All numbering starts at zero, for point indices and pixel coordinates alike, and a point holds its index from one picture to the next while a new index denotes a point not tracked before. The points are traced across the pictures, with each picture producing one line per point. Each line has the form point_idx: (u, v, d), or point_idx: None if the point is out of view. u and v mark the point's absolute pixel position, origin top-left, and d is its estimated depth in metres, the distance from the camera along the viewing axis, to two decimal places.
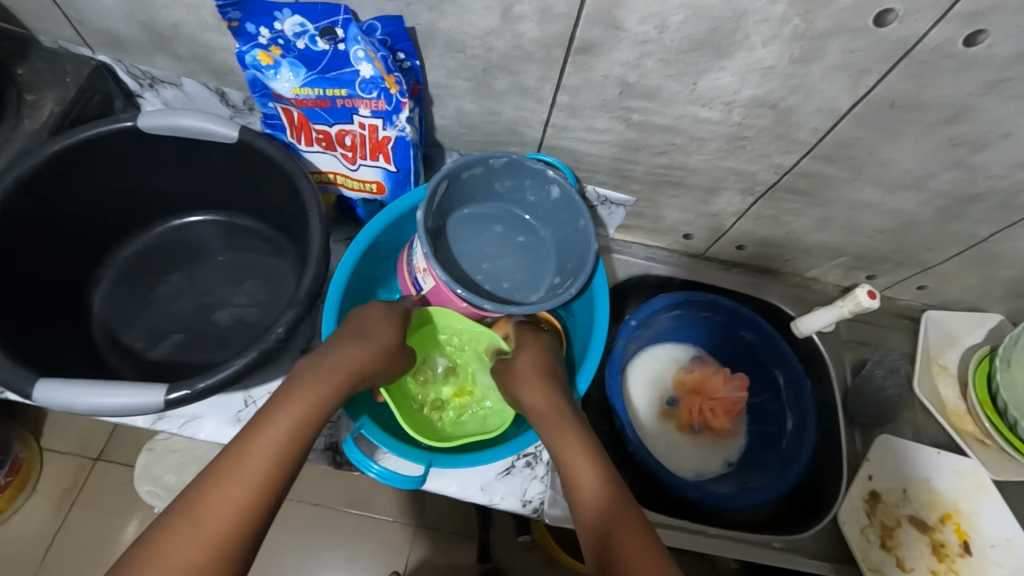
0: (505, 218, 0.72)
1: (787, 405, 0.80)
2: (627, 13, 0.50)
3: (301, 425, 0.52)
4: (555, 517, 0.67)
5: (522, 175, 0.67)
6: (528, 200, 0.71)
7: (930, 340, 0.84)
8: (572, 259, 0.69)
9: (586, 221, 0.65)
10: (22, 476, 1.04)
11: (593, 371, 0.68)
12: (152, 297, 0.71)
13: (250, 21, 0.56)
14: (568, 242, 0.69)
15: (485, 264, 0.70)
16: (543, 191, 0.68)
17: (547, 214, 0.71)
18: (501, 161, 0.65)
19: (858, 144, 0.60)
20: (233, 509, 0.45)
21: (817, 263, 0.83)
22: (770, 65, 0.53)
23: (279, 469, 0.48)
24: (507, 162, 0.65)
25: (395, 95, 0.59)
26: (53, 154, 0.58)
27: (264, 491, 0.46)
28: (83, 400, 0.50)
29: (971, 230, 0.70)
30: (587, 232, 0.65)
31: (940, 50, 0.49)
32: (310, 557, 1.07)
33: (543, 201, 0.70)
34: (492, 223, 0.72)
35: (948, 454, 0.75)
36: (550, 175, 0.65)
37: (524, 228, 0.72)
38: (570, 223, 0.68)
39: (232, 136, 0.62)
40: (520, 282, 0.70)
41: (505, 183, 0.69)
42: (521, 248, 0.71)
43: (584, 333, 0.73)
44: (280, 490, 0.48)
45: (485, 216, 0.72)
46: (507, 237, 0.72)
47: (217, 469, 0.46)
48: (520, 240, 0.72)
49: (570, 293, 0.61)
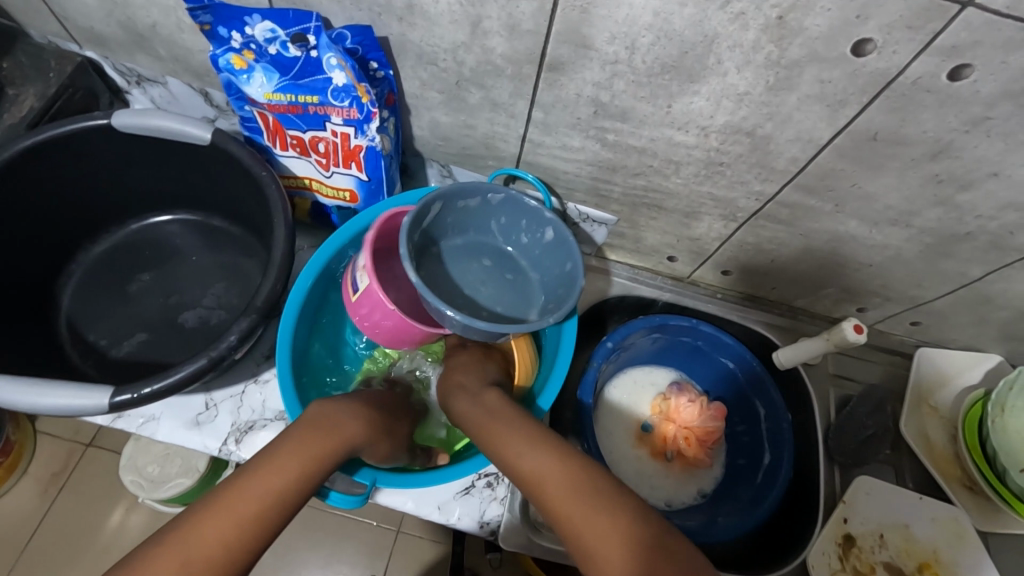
0: (497, 255, 0.71)
1: (765, 438, 0.78)
2: (596, 32, 0.49)
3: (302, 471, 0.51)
4: (509, 539, 0.65)
5: (519, 214, 0.66)
6: (521, 241, 0.70)
7: (920, 378, 0.80)
8: (554, 300, 0.66)
9: (574, 264, 0.63)
10: (12, 459, 1.04)
11: (555, 392, 0.67)
12: (123, 294, 0.71)
13: (222, 25, 0.56)
14: (554, 286, 0.67)
15: (464, 293, 0.68)
16: (538, 233, 0.67)
17: (537, 256, 0.69)
18: (499, 197, 0.64)
19: (839, 176, 0.58)
20: (217, 552, 0.44)
21: (804, 294, 0.80)
22: (744, 91, 0.51)
23: (279, 509, 0.48)
24: (505, 198, 0.65)
25: (366, 105, 0.58)
26: (24, 149, 0.59)
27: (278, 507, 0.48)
28: (24, 400, 0.51)
29: (962, 269, 0.67)
30: (573, 275, 0.63)
31: (921, 84, 0.46)
32: (287, 556, 1.07)
33: (536, 243, 0.68)
34: (482, 256, 0.70)
35: (930, 501, 0.72)
36: (546, 216, 0.64)
37: (515, 267, 0.70)
38: (558, 268, 0.66)
39: (204, 138, 0.61)
40: (498, 316, 0.67)
41: (501, 222, 0.68)
42: (507, 285, 0.69)
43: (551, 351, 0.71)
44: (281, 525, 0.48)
45: (473, 248, 0.70)
46: (494, 272, 0.70)
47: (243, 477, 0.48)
48: (508, 277, 0.70)
49: (546, 322, 0.57)
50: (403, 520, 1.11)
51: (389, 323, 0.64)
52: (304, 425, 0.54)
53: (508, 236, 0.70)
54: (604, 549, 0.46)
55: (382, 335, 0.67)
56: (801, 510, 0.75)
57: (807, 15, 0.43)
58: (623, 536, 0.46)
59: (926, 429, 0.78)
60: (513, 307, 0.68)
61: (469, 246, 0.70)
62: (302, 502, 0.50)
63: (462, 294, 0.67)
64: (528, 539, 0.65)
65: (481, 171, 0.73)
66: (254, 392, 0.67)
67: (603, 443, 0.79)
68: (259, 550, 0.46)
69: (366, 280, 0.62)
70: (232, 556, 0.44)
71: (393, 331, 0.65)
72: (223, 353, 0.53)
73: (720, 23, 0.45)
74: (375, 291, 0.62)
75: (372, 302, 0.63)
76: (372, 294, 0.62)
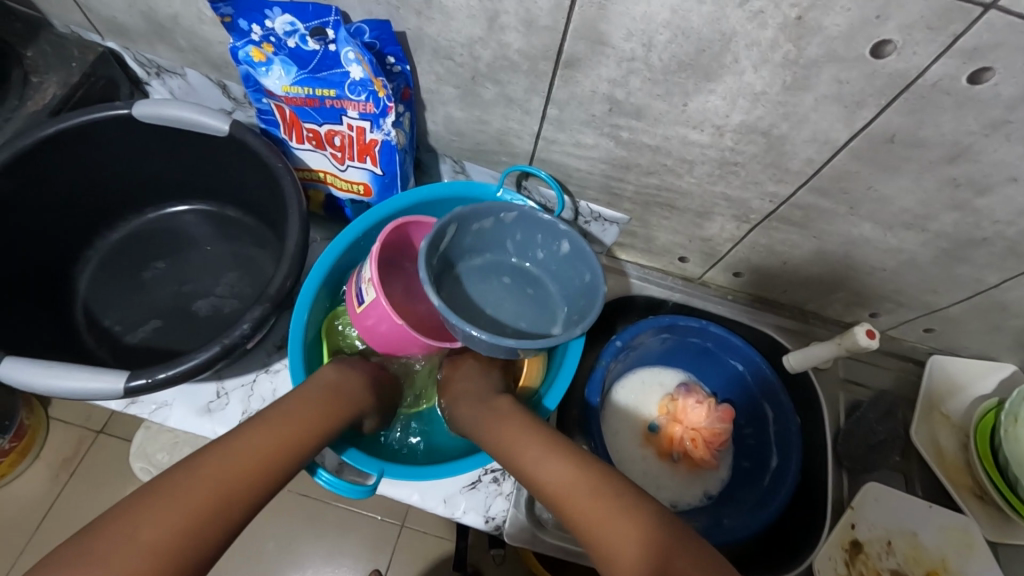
0: (515, 271, 0.71)
1: (773, 442, 0.77)
2: (612, 28, 0.49)
3: (286, 446, 0.53)
4: (515, 536, 0.65)
5: (534, 228, 0.66)
6: (537, 256, 0.70)
7: (931, 385, 0.79)
8: (578, 310, 0.66)
9: (594, 275, 0.62)
10: (26, 443, 1.06)
11: (560, 393, 0.68)
12: (138, 282, 0.72)
13: (243, 17, 0.56)
14: (575, 296, 0.67)
15: (487, 313, 0.68)
16: (554, 245, 0.67)
17: (555, 269, 0.69)
18: (511, 215, 0.65)
19: (854, 178, 0.57)
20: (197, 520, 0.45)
21: (815, 297, 0.79)
22: (761, 90, 0.51)
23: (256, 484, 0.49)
24: (518, 214, 0.65)
25: (383, 99, 0.58)
26: (46, 136, 0.60)
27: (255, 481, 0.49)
28: (41, 382, 0.52)
29: (977, 275, 0.66)
30: (595, 285, 0.63)
31: (941, 86, 0.46)
32: (292, 546, 1.08)
33: (552, 256, 0.68)
34: (500, 274, 0.70)
35: (940, 509, 0.71)
36: (561, 228, 0.64)
37: (534, 283, 0.70)
38: (577, 279, 0.66)
39: (221, 128, 0.62)
40: (523, 331, 0.67)
41: (516, 239, 0.69)
42: (528, 299, 0.69)
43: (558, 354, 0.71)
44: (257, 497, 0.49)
45: (492, 267, 0.71)
46: (514, 288, 0.70)
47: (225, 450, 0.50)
48: (529, 291, 0.70)
49: (572, 333, 0.57)
50: (408, 514, 1.12)
51: (392, 333, 0.63)
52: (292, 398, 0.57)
53: (523, 252, 0.70)
54: (619, 543, 0.48)
55: (389, 347, 0.66)
56: (809, 515, 0.74)
57: (826, 14, 0.43)
58: (627, 524, 0.48)
59: (937, 437, 0.77)
60: (536, 322, 0.68)
61: (487, 265, 0.70)
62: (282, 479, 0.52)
63: (485, 314, 0.67)
64: (533, 536, 0.65)
65: (493, 167, 0.74)
66: (264, 382, 0.68)
67: (611, 442, 0.79)
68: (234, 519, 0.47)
69: (371, 291, 0.61)
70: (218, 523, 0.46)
71: (395, 340, 0.64)
72: (234, 338, 0.53)
73: (738, 22, 0.45)
74: (381, 303, 0.61)
75: (379, 314, 0.62)
76: (378, 306, 0.61)
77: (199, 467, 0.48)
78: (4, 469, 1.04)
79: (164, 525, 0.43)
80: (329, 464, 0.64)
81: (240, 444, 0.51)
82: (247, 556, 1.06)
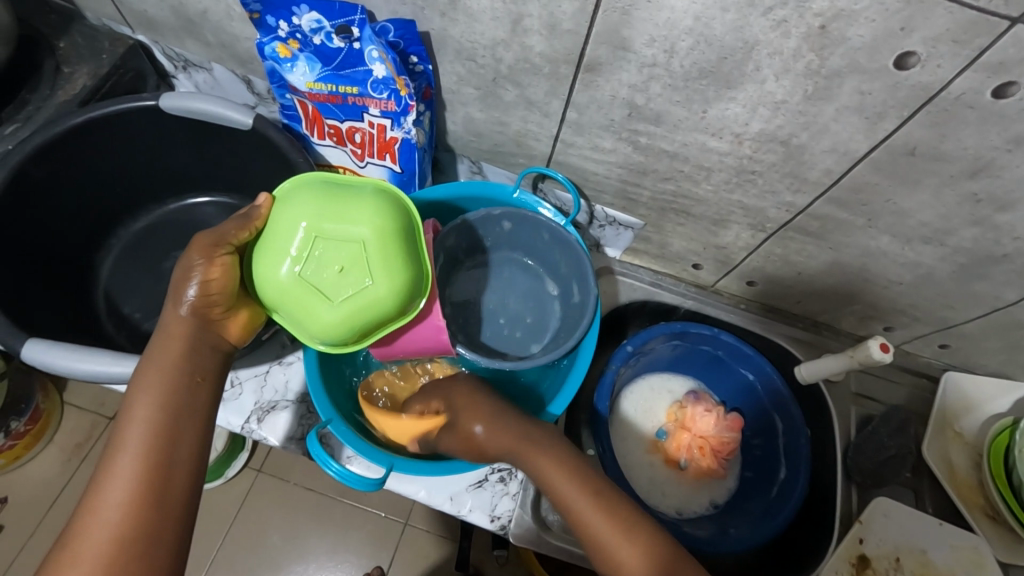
0: (499, 263, 0.77)
1: (782, 452, 0.77)
2: (635, 34, 0.49)
3: (169, 398, 0.46)
4: (520, 536, 0.65)
5: (472, 229, 0.72)
6: (486, 246, 0.75)
7: (944, 403, 0.78)
8: (559, 264, 0.73)
9: (551, 228, 0.70)
10: (40, 425, 1.07)
11: (570, 395, 0.66)
12: (158, 271, 0.74)
13: (270, 14, 0.57)
14: (545, 252, 0.74)
15: (495, 316, 0.75)
16: (497, 228, 0.73)
17: (509, 243, 0.75)
18: (452, 236, 0.71)
19: (873, 190, 0.57)
20: (130, 516, 0.41)
21: (830, 309, 0.79)
22: (782, 99, 0.51)
23: (160, 446, 0.44)
24: (455, 229, 0.70)
25: (405, 98, 0.59)
26: (75, 125, 0.61)
27: (157, 444, 0.44)
28: (64, 363, 0.53)
29: (996, 292, 0.65)
30: (557, 237, 0.70)
31: (964, 100, 0.45)
32: (296, 540, 1.09)
33: (499, 237, 0.74)
34: (480, 279, 0.76)
35: (950, 527, 0.70)
36: (497, 212, 0.70)
37: (504, 264, 0.77)
38: (535, 237, 0.73)
39: (246, 122, 0.63)
40: (534, 316, 0.75)
41: (463, 246, 0.74)
42: (510, 281, 0.76)
43: (566, 364, 0.71)
44: (169, 454, 0.44)
45: (465, 281, 0.76)
46: (494, 282, 0.76)
47: (110, 443, 0.44)
48: (507, 275, 0.77)
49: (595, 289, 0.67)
50: (412, 513, 1.12)
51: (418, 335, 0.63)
52: (146, 373, 0.46)
53: (474, 251, 0.75)
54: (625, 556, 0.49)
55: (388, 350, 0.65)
56: (818, 528, 0.74)
57: (850, 25, 0.43)
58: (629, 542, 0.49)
59: (949, 455, 0.77)
60: (536, 295, 0.76)
61: (464, 280, 0.76)
62: (185, 424, 0.46)
63: (498, 322, 0.74)
64: (539, 537, 0.65)
65: (510, 169, 0.74)
66: (277, 373, 0.68)
67: (617, 445, 0.79)
68: (158, 486, 0.43)
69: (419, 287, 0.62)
70: (178, 492, 0.44)
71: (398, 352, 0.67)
72: (256, 335, 0.61)
73: (761, 30, 0.45)
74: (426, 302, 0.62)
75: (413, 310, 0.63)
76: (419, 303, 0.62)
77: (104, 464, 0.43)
78: (18, 451, 1.06)
79: (112, 522, 0.41)
80: (338, 455, 0.65)
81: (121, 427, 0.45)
82: (251, 546, 1.07)
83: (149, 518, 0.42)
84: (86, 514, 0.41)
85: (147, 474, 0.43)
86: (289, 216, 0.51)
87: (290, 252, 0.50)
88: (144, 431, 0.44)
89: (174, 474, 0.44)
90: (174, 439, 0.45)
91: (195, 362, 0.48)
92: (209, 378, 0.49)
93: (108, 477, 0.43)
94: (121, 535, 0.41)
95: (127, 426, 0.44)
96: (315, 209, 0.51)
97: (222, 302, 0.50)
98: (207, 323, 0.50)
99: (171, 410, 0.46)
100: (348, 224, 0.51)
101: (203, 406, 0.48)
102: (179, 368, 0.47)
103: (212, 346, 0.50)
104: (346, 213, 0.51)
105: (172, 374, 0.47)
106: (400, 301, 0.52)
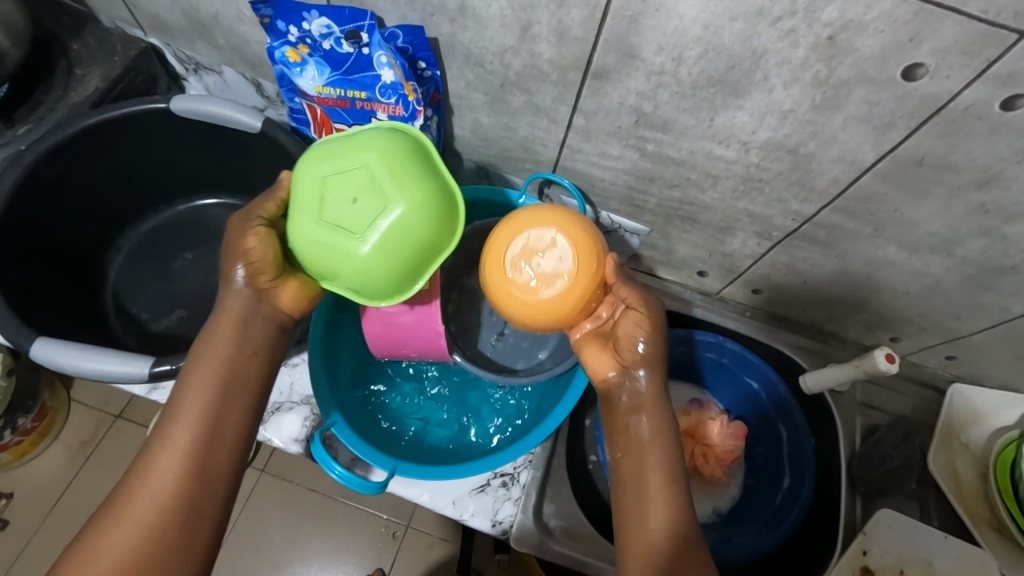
0: None
1: (787, 461, 0.77)
2: (643, 42, 0.49)
3: (223, 373, 0.49)
4: (521, 538, 0.65)
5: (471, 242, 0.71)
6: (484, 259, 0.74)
7: (951, 414, 0.77)
8: None
9: None
10: (46, 423, 1.08)
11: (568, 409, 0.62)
12: (167, 271, 0.75)
13: (281, 19, 0.58)
14: None
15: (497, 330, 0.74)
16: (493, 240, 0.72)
17: None
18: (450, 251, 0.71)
19: (880, 200, 0.57)
20: (175, 488, 0.44)
21: (835, 318, 0.79)
22: (789, 108, 0.51)
23: (210, 422, 0.47)
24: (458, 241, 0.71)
25: (412, 103, 0.59)
26: (87, 126, 0.62)
27: (207, 420, 0.47)
28: (72, 362, 0.54)
29: (1003, 303, 0.65)
30: None
31: (972, 111, 0.45)
32: (299, 540, 1.09)
33: None
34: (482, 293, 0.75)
35: (954, 539, 0.68)
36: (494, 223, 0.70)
37: None
38: None
39: (255, 125, 0.64)
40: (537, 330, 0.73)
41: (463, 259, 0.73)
42: None
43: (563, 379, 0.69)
44: (218, 430, 0.47)
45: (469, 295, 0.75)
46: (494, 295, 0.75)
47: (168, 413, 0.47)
48: None
49: None
50: (413, 515, 1.12)
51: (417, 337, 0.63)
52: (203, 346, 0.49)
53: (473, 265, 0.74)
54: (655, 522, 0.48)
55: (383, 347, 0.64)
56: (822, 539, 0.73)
57: (858, 36, 0.43)
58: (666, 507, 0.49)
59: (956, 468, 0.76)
60: None
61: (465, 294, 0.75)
62: (237, 401, 0.49)
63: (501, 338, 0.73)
64: (541, 542, 0.65)
65: (517, 175, 0.75)
66: (283, 374, 0.69)
67: None
68: (203, 462, 0.46)
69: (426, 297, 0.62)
70: (219, 464, 0.47)
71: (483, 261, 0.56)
72: None
73: (769, 40, 0.45)
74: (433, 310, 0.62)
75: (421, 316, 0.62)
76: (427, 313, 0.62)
77: (159, 433, 0.47)
78: (24, 448, 1.06)
79: (158, 491, 0.44)
80: (343, 457, 0.65)
81: (179, 398, 0.48)
82: (254, 546, 1.08)
83: (191, 493, 0.45)
84: (137, 481, 0.45)
85: (197, 448, 0.46)
86: (300, 178, 0.51)
87: (309, 207, 0.49)
88: (199, 407, 0.47)
89: (218, 453, 0.47)
90: (224, 418, 0.48)
91: (247, 334, 0.51)
92: (259, 350, 0.51)
93: (162, 447, 0.46)
94: (166, 505, 0.44)
95: (185, 399, 0.47)
96: (320, 158, 0.50)
97: (266, 270, 0.51)
98: (256, 294, 0.51)
99: (223, 387, 0.49)
100: (352, 157, 0.49)
101: (252, 385, 0.50)
102: (235, 345, 0.50)
103: (267, 317, 0.52)
104: (351, 149, 0.50)
105: (226, 348, 0.50)
106: (426, 218, 0.49)
